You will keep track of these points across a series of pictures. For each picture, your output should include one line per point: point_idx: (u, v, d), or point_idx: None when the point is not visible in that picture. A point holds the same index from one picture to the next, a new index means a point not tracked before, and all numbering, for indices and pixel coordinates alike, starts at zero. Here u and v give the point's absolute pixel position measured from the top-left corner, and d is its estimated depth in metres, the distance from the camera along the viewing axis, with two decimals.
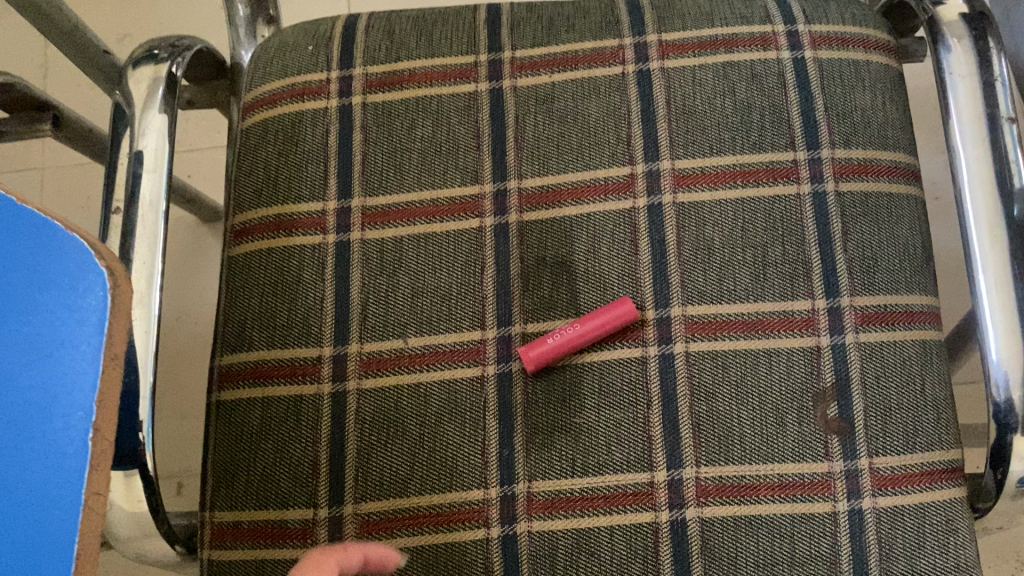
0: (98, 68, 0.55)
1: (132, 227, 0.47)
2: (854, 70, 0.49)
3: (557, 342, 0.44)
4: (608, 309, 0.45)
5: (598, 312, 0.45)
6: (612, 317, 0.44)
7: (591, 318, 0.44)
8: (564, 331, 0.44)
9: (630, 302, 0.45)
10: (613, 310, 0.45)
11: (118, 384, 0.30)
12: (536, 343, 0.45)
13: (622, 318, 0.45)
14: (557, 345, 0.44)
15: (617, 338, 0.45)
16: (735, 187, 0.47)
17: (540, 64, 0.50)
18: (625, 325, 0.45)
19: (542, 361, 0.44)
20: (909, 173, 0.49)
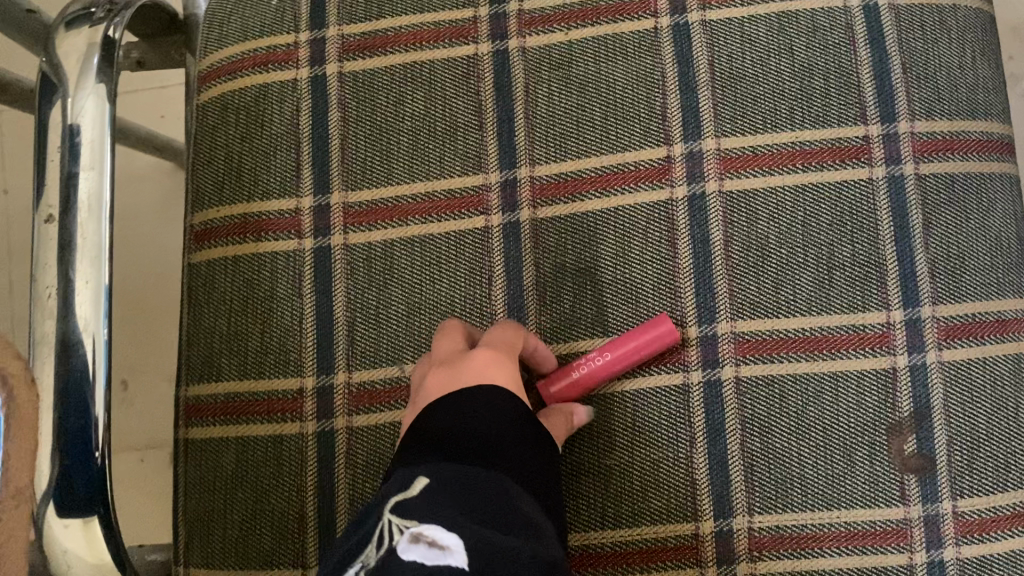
0: (23, 30, 0.46)
1: (70, 239, 0.39)
2: (938, 17, 0.40)
3: (582, 376, 0.38)
4: (643, 331, 0.37)
5: (632, 334, 0.37)
6: (647, 341, 0.37)
7: (621, 344, 0.37)
8: (591, 360, 0.38)
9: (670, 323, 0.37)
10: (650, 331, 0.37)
11: (25, 523, 0.23)
12: (559, 377, 0.38)
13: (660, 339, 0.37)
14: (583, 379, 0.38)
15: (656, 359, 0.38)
16: (794, 171, 0.39)
17: (553, 18, 0.41)
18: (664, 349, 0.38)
19: (568, 395, 0.38)
20: (1001, 145, 0.40)
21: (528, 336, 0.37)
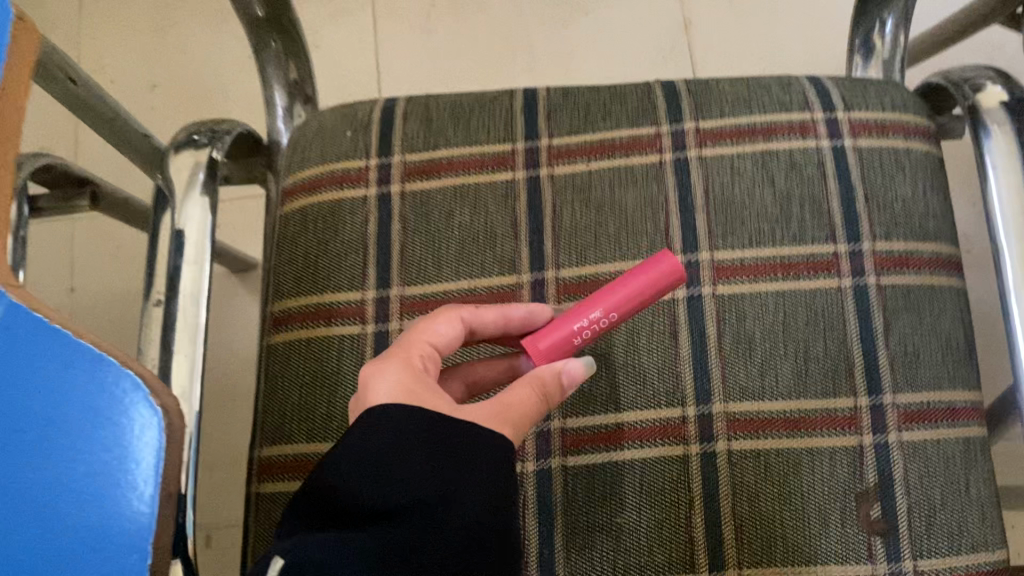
0: (137, 151, 0.56)
1: (172, 320, 0.47)
2: (894, 159, 0.49)
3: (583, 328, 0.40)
4: (633, 279, 0.40)
5: (624, 282, 0.40)
6: (644, 283, 0.40)
7: (617, 292, 0.40)
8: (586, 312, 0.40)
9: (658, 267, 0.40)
10: (645, 269, 0.40)
11: (169, 524, 0.30)
12: (552, 329, 0.40)
13: (666, 275, 0.40)
14: (585, 331, 0.40)
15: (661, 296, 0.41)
16: (776, 279, 0.47)
17: (576, 152, 0.50)
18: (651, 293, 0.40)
19: (560, 345, 0.40)
20: (950, 264, 0.48)
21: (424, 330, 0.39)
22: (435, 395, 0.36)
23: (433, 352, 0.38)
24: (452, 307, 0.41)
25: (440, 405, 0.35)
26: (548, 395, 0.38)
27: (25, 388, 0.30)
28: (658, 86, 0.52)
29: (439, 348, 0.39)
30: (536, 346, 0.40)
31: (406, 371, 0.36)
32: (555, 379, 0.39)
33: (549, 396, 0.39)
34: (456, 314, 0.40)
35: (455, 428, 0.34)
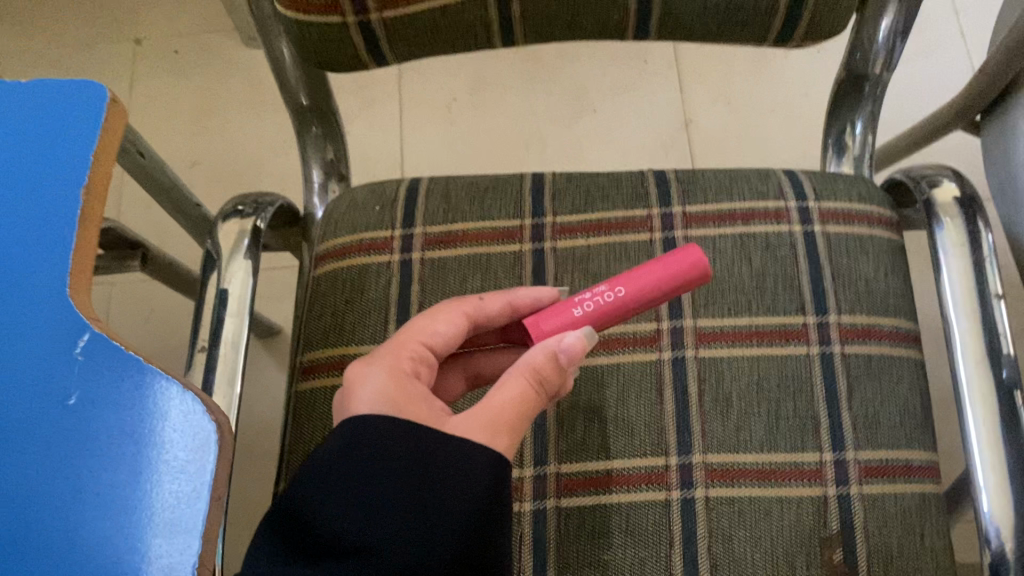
0: (188, 217, 0.63)
1: (214, 365, 0.53)
2: (858, 243, 0.55)
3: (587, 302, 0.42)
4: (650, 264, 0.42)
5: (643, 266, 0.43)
6: (662, 269, 0.42)
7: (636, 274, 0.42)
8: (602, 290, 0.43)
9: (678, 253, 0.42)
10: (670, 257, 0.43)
11: (216, 522, 0.36)
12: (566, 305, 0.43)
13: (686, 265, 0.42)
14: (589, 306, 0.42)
15: (684, 289, 0.43)
16: (751, 345, 0.52)
17: (577, 228, 0.57)
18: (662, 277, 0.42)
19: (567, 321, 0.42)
20: (909, 337, 0.54)
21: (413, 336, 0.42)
22: (418, 401, 0.39)
23: (425, 350, 0.43)
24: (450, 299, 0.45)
25: (424, 413, 0.38)
26: (544, 381, 0.40)
27: (104, 399, 0.37)
28: (651, 175, 0.59)
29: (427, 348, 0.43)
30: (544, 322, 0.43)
31: (383, 377, 0.39)
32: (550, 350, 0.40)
33: (543, 377, 0.40)
34: (455, 306, 0.45)
35: (436, 468, 0.35)
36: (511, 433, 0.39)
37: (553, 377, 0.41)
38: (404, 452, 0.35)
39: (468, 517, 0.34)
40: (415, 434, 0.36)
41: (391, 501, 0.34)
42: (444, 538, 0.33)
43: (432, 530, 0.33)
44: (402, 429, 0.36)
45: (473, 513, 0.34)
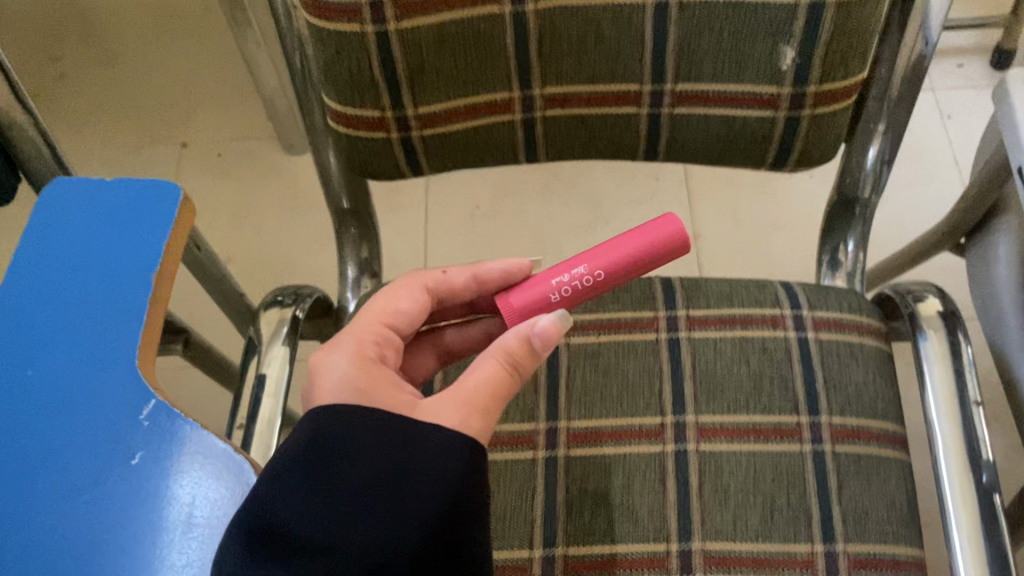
0: (231, 305, 0.68)
1: (250, 441, 0.57)
2: (849, 350, 0.60)
3: (566, 284, 0.47)
4: (615, 243, 0.47)
5: (607, 247, 0.47)
6: (638, 244, 0.46)
7: (598, 255, 0.47)
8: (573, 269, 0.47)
9: (646, 230, 0.47)
10: (644, 229, 0.47)
11: None
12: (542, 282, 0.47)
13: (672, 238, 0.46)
14: (570, 286, 0.47)
15: (655, 261, 0.47)
16: (748, 440, 0.57)
17: (589, 326, 0.62)
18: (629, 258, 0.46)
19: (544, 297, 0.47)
20: (896, 439, 0.58)
21: (375, 318, 0.50)
22: (384, 385, 0.45)
23: (387, 329, 0.50)
24: (407, 274, 0.53)
25: (390, 396, 0.44)
26: (517, 363, 0.46)
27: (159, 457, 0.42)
28: (658, 280, 0.64)
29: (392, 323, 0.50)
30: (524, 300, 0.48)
31: (348, 362, 0.46)
32: (528, 336, 0.45)
33: (517, 361, 0.46)
34: (412, 282, 0.52)
35: (403, 467, 0.39)
36: (484, 410, 0.44)
37: (529, 359, 0.46)
38: (374, 452, 0.39)
39: (433, 512, 0.38)
40: (382, 428, 0.41)
41: (358, 493, 0.38)
42: (408, 526, 0.37)
43: (398, 523, 0.37)
44: (371, 428, 0.40)
45: (438, 509, 0.38)
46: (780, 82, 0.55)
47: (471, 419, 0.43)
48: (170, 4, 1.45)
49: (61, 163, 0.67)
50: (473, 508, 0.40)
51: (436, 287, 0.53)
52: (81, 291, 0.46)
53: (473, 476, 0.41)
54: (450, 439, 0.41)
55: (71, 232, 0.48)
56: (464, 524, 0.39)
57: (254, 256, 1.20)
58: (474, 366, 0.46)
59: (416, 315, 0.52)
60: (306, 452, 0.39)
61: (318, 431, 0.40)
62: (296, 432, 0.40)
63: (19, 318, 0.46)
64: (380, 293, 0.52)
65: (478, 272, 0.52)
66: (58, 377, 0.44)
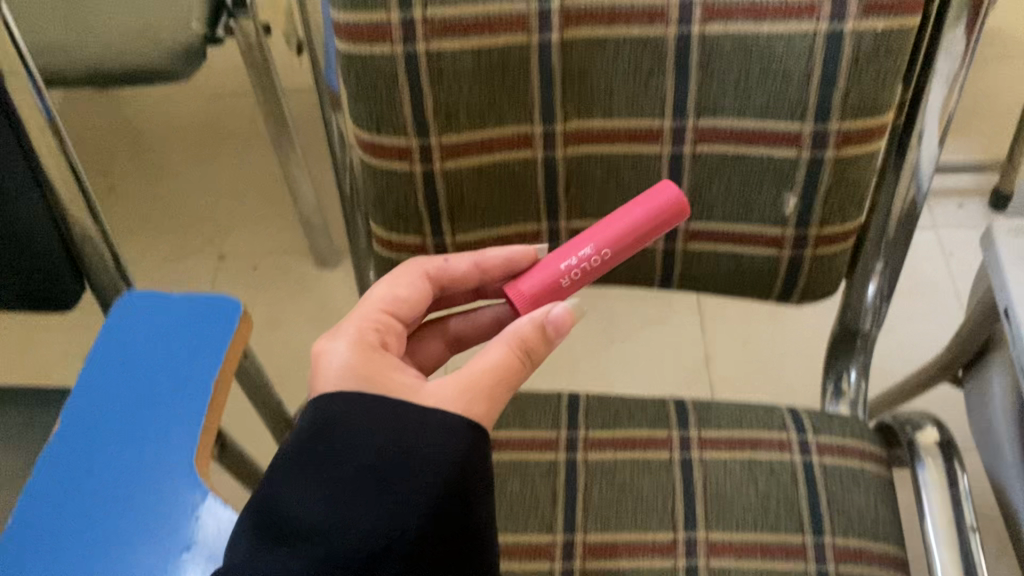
0: (269, 411, 0.72)
1: None
2: (852, 474, 0.63)
3: (576, 269, 0.51)
4: (614, 222, 0.51)
5: (607, 225, 0.51)
6: (641, 217, 0.51)
7: (600, 233, 0.51)
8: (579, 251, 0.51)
9: (643, 203, 0.52)
10: (642, 204, 0.52)
11: None
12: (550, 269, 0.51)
13: (675, 209, 0.52)
14: (579, 271, 0.51)
15: (651, 229, 0.52)
16: (755, 559, 0.60)
17: (606, 442, 0.66)
18: (629, 229, 0.51)
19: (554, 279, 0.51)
20: (897, 561, 0.60)
21: (374, 307, 0.51)
22: (385, 370, 0.47)
23: (386, 316, 0.51)
24: (407, 262, 0.55)
25: (391, 382, 0.46)
26: (528, 348, 0.48)
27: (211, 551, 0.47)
28: (672, 402, 0.69)
29: (390, 311, 0.52)
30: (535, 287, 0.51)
31: (348, 349, 0.47)
32: (548, 322, 0.48)
33: (529, 349, 0.48)
34: (413, 268, 0.54)
35: (398, 459, 0.42)
36: (491, 394, 0.46)
37: (544, 346, 0.48)
38: (372, 443, 0.42)
39: (424, 502, 0.41)
40: (378, 413, 0.43)
41: (355, 480, 0.41)
42: (404, 509, 0.40)
43: (391, 510, 0.40)
44: (372, 416, 0.43)
45: (431, 494, 0.41)
46: (784, 224, 0.60)
47: (477, 407, 0.45)
48: (217, 125, 1.55)
49: (123, 273, 0.73)
50: (468, 492, 0.42)
51: (437, 273, 0.54)
52: (148, 395, 0.52)
53: (470, 459, 0.43)
54: (448, 424, 0.43)
55: (140, 340, 0.54)
56: (458, 508, 0.42)
57: (281, 364, 1.25)
58: (484, 354, 0.48)
59: (418, 298, 0.53)
60: (311, 442, 0.42)
61: (324, 419, 0.43)
62: (306, 418, 0.44)
63: (92, 416, 0.51)
64: (380, 280, 0.53)
65: (478, 260, 0.54)
66: (124, 474, 0.49)
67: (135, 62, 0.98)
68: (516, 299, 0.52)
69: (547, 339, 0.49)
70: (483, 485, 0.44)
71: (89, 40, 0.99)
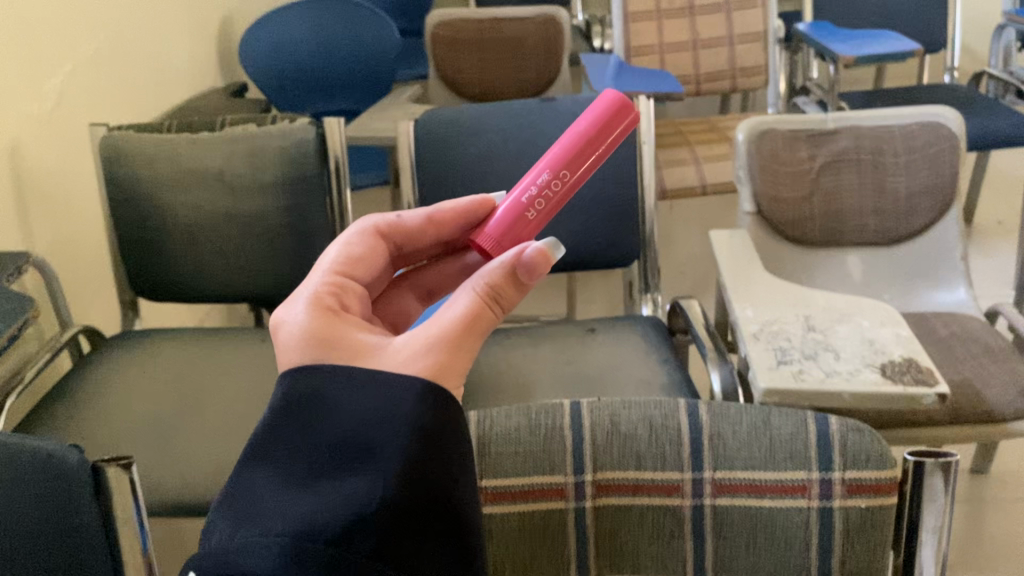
0: None
1: None
2: None
3: (541, 200, 0.60)
4: (568, 147, 0.61)
5: (564, 151, 0.61)
6: (590, 125, 0.61)
7: (556, 163, 0.61)
8: (538, 182, 0.61)
9: (594, 115, 0.62)
10: (586, 117, 0.62)
11: None
12: (517, 208, 0.60)
13: (619, 109, 0.63)
14: (545, 199, 0.60)
15: (601, 132, 0.62)
16: None
17: None
18: (584, 139, 0.61)
19: (518, 212, 0.60)
20: None
21: (333, 276, 0.55)
22: (344, 332, 0.49)
23: (344, 279, 0.56)
24: (356, 224, 0.61)
25: (355, 343, 0.49)
26: (498, 296, 0.51)
27: None
28: None
29: (348, 273, 0.57)
30: (504, 227, 0.60)
31: (305, 317, 0.50)
32: (516, 266, 0.52)
33: (499, 292, 0.52)
34: (363, 228, 0.60)
35: (369, 431, 0.44)
36: (460, 341, 0.49)
37: (516, 290, 0.52)
38: (340, 416, 0.45)
39: (393, 465, 0.44)
40: (350, 380, 0.46)
41: (330, 456, 0.44)
42: (378, 477, 0.43)
43: (367, 479, 0.43)
44: (342, 386, 0.46)
45: (403, 461, 0.44)
46: None
47: (443, 350, 0.48)
48: None
49: None
50: (439, 458, 0.45)
51: (389, 229, 0.62)
52: None
53: (440, 428, 0.46)
54: (411, 378, 0.47)
55: None
56: (431, 475, 0.44)
57: None
58: (455, 301, 0.52)
59: (371, 250, 0.59)
60: (286, 421, 0.45)
61: (294, 395, 0.46)
62: (278, 393, 0.47)
63: None
64: (334, 241, 0.59)
65: (431, 213, 0.63)
66: None
67: (218, 489, 1.09)
68: (488, 241, 0.61)
69: (517, 282, 0.52)
70: (455, 462, 0.46)
71: (182, 471, 1.12)
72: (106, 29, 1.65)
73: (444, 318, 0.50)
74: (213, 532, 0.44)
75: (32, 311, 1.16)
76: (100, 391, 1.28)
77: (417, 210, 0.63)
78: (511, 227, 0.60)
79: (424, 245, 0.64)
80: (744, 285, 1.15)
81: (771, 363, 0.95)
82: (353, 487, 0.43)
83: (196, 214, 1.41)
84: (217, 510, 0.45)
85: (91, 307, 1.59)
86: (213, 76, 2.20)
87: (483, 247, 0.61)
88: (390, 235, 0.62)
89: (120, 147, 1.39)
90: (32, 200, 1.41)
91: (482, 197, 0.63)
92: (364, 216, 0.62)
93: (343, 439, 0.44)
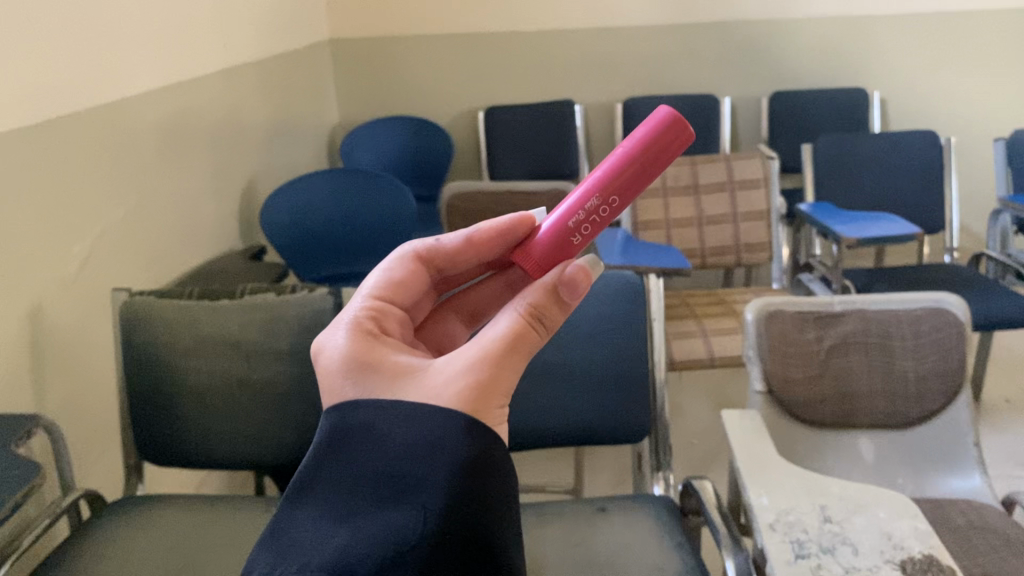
0: None
1: None
2: None
3: (588, 226, 0.67)
4: (617, 170, 0.66)
5: (613, 173, 0.66)
6: (641, 150, 0.66)
7: (602, 188, 0.66)
8: (586, 206, 0.66)
9: (644, 134, 0.67)
10: (636, 136, 0.67)
11: None
12: (564, 236, 0.68)
13: (673, 127, 0.66)
14: (591, 224, 0.67)
15: (649, 153, 0.66)
16: None
17: None
18: (632, 162, 0.66)
19: (563, 237, 0.68)
20: None
21: (371, 300, 0.70)
22: (380, 355, 0.63)
23: (383, 303, 0.70)
24: (403, 249, 0.75)
25: (393, 366, 0.62)
26: (544, 318, 0.65)
27: None
28: None
29: (388, 298, 0.71)
30: (552, 253, 0.69)
31: (347, 340, 0.64)
32: (559, 287, 0.66)
33: (541, 312, 0.65)
34: (405, 253, 0.74)
35: (407, 470, 0.56)
36: (493, 361, 0.62)
37: (558, 309, 0.66)
38: (382, 454, 0.57)
39: (427, 499, 0.55)
40: (393, 419, 0.58)
41: (372, 491, 0.56)
42: (412, 511, 0.55)
43: (404, 513, 0.55)
44: (384, 425, 0.58)
45: (435, 496, 0.56)
46: None
47: (481, 367, 0.61)
48: None
49: None
50: (469, 489, 0.57)
51: (429, 253, 0.75)
52: None
53: (471, 464, 0.57)
54: (448, 412, 0.59)
55: None
56: (461, 504, 0.56)
57: None
58: (497, 325, 0.65)
59: (410, 272, 0.73)
60: (332, 461, 0.57)
61: (340, 433, 0.59)
62: (329, 434, 0.59)
63: None
64: (378, 266, 0.74)
65: (468, 236, 0.72)
66: None
67: None
68: (530, 266, 0.70)
69: (560, 301, 0.66)
70: (484, 493, 0.58)
71: None
72: (136, 195, 1.72)
73: (484, 342, 0.63)
74: (266, 552, 0.56)
75: (36, 476, 1.14)
76: (96, 561, 1.25)
77: (457, 233, 0.74)
78: (559, 252, 0.68)
79: (464, 266, 0.75)
80: (759, 470, 1.13)
81: (788, 557, 0.94)
82: (392, 518, 0.55)
83: (209, 380, 1.42)
84: (269, 537, 0.57)
85: (97, 469, 1.57)
86: (233, 238, 2.26)
87: (527, 268, 0.70)
88: (431, 261, 0.75)
89: (142, 312, 1.41)
90: (49, 359, 1.42)
91: (521, 215, 0.70)
92: (410, 241, 0.76)
93: (385, 474, 0.56)
